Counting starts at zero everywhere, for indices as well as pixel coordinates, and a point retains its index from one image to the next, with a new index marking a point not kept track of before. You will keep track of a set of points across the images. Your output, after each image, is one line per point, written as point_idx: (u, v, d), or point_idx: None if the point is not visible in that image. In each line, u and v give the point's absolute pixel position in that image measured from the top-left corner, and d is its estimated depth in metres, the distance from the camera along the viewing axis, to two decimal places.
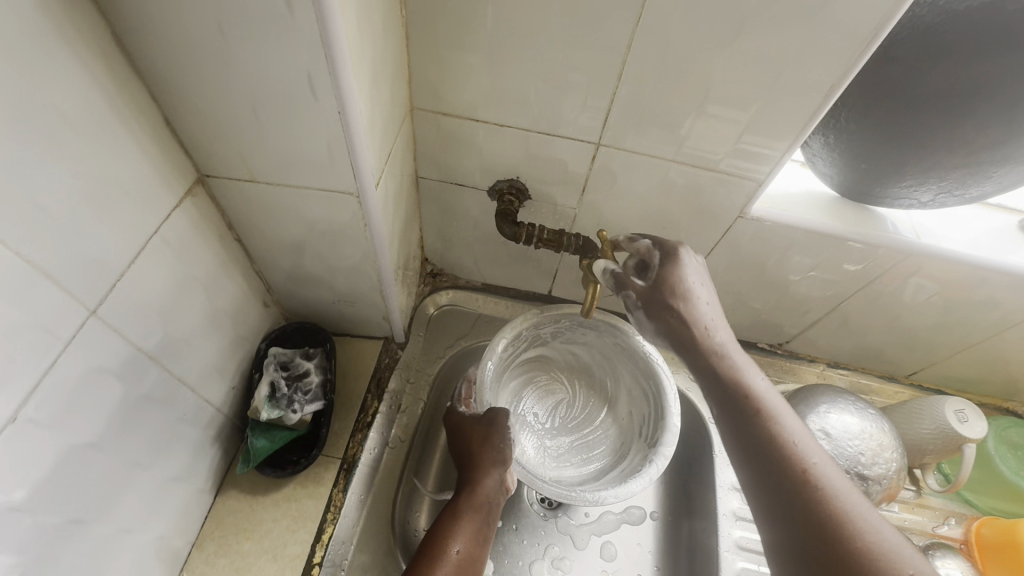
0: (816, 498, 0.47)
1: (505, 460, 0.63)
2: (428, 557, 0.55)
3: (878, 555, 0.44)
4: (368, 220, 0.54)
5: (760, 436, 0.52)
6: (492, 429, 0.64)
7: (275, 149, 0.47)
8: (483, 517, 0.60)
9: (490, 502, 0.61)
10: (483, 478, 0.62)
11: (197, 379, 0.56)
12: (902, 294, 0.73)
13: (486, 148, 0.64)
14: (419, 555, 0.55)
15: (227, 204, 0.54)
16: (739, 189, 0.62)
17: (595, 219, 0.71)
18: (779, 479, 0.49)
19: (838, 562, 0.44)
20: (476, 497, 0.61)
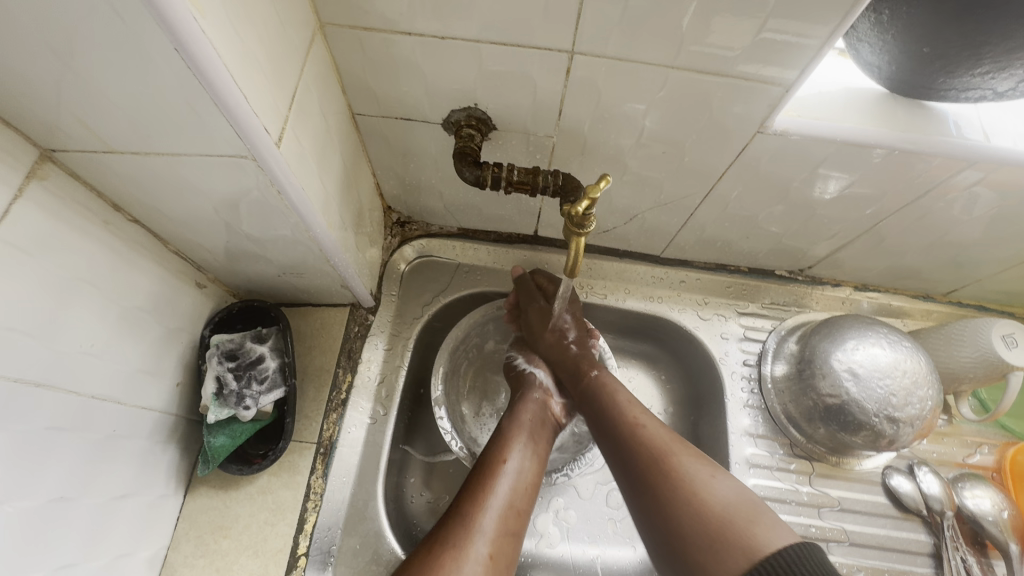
0: (634, 443, 0.57)
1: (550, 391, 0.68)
2: (478, 502, 0.54)
3: (682, 471, 0.52)
4: (259, 160, 0.40)
5: (608, 425, 0.60)
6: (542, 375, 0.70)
7: (125, 109, 0.35)
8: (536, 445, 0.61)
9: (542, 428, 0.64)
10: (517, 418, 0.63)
11: (115, 389, 0.49)
12: (955, 209, 0.60)
13: (429, 70, 0.50)
14: (458, 509, 0.54)
15: (103, 181, 0.43)
16: (761, 97, 0.48)
17: (579, 147, 0.58)
18: (620, 450, 0.58)
19: (660, 486, 0.52)
20: (525, 424, 0.63)
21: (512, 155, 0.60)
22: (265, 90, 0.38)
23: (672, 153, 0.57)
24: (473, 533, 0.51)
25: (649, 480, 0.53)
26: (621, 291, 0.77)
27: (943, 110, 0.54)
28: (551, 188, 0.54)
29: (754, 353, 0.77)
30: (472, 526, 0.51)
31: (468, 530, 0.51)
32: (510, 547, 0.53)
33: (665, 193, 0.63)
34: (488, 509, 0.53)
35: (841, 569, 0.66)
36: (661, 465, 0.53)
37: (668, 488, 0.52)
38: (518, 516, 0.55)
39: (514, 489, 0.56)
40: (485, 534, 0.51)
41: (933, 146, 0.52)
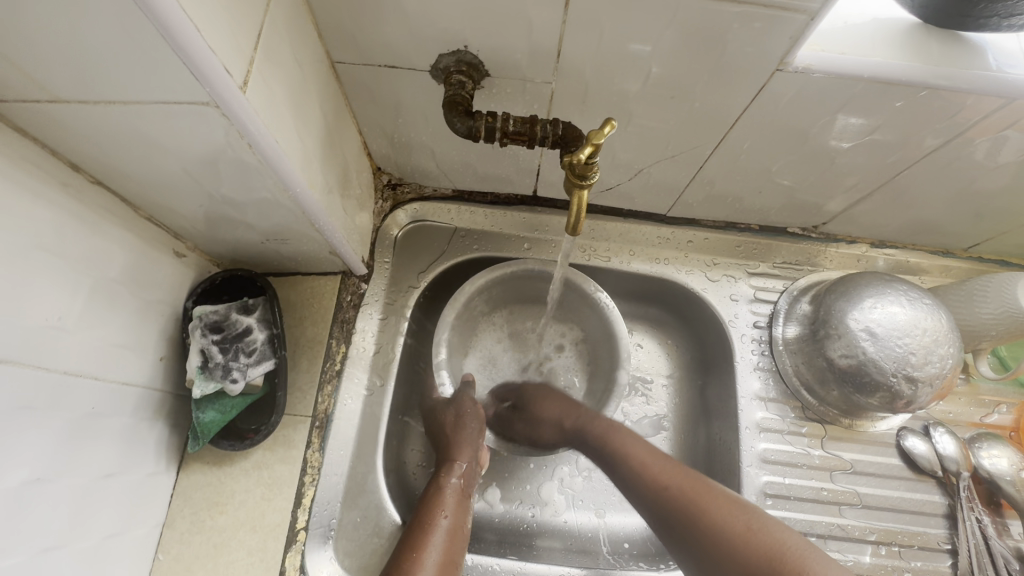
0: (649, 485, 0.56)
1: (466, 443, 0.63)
2: (422, 530, 0.54)
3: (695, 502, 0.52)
4: (223, 107, 0.36)
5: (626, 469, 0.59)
6: (471, 414, 0.65)
7: (61, 49, 0.31)
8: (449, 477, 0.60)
9: (476, 442, 0.63)
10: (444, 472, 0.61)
11: (90, 364, 0.46)
12: (986, 154, 0.56)
13: (412, 7, 0.45)
14: (418, 512, 0.56)
15: (55, 138, 0.39)
16: (781, 29, 0.43)
17: (580, 94, 0.53)
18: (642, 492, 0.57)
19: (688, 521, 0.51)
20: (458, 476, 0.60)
21: (508, 106, 0.55)
22: (224, 23, 0.33)
23: (682, 98, 0.52)
24: (430, 526, 0.54)
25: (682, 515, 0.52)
26: (625, 253, 0.74)
27: (979, 42, 0.49)
28: (550, 139, 0.50)
29: (765, 314, 0.73)
30: (429, 522, 0.54)
31: (425, 524, 0.54)
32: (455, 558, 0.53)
33: (672, 145, 0.59)
34: (434, 532, 0.54)
35: (852, 532, 0.65)
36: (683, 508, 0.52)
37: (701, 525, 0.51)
38: (462, 510, 0.58)
39: (456, 494, 0.59)
40: (441, 530, 0.54)
41: (969, 82, 0.47)
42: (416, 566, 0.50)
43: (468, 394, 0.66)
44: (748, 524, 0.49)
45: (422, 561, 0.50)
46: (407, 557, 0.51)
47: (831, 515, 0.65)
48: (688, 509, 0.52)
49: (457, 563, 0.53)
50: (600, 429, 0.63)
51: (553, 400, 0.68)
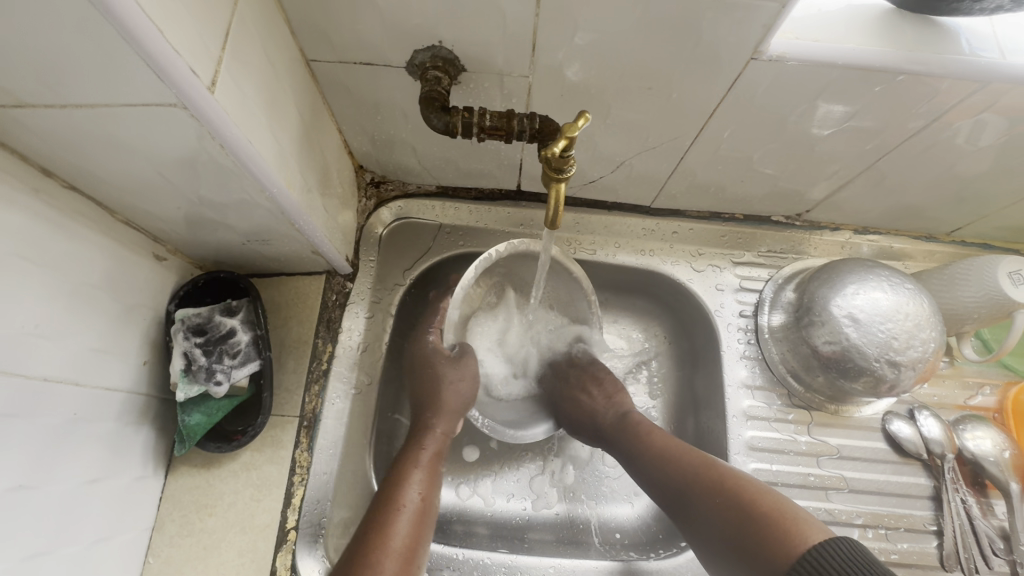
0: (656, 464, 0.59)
1: (445, 411, 0.61)
2: (389, 513, 0.52)
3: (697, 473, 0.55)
4: (192, 109, 0.36)
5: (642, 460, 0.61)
6: (466, 376, 0.63)
7: (22, 54, 0.31)
8: (420, 450, 0.59)
9: (461, 409, 0.63)
10: (419, 446, 0.59)
11: (71, 370, 0.46)
12: (963, 138, 0.56)
13: (384, 2, 0.45)
14: (386, 487, 0.55)
15: (24, 144, 0.39)
16: (754, 18, 0.44)
17: (557, 86, 0.53)
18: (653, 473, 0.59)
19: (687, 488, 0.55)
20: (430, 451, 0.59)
21: (486, 101, 0.55)
22: (189, 25, 0.33)
23: (658, 89, 0.52)
24: (398, 506, 0.52)
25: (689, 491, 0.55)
26: (611, 246, 0.74)
27: (953, 26, 0.49)
28: (527, 133, 0.50)
29: (750, 303, 0.74)
30: (397, 502, 0.53)
31: (392, 502, 0.53)
32: (422, 541, 0.52)
33: (653, 137, 0.59)
34: (402, 517, 0.52)
35: (839, 516, 0.66)
36: (690, 478, 0.55)
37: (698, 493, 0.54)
38: (432, 484, 0.57)
39: (427, 473, 0.57)
40: (409, 510, 0.53)
41: (943, 67, 0.48)
42: (381, 552, 0.48)
43: (471, 355, 0.64)
44: (752, 490, 0.51)
45: (389, 548, 0.49)
46: (376, 543, 0.49)
47: (818, 500, 0.66)
48: (691, 483, 0.55)
49: (422, 548, 0.52)
50: (621, 423, 0.66)
51: (587, 395, 0.70)
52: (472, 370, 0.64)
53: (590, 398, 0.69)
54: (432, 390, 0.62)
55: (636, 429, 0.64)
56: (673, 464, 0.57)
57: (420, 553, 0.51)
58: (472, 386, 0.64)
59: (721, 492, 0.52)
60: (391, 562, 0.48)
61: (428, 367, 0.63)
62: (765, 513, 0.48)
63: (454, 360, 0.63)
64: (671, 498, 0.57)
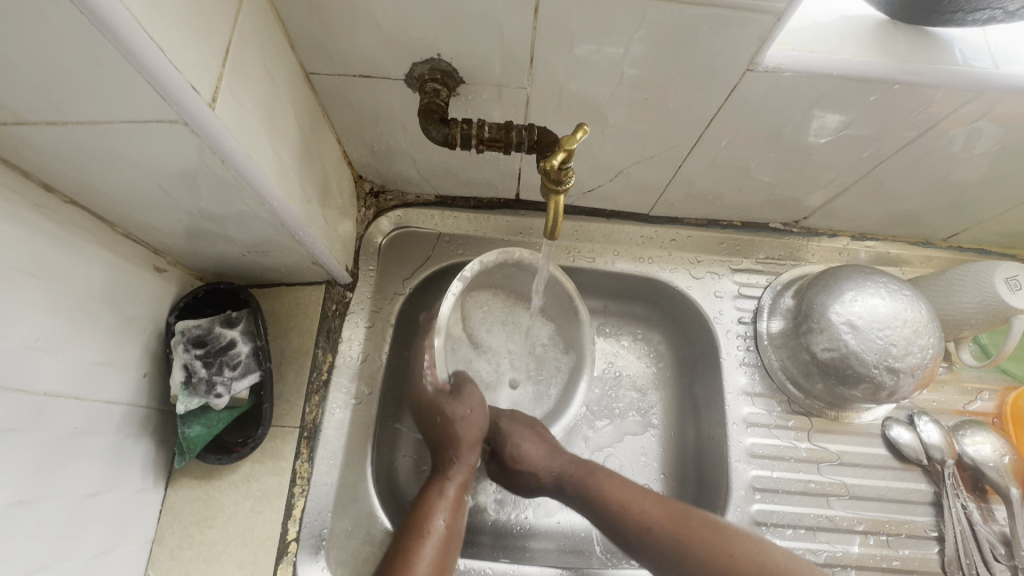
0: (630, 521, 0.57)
1: (468, 447, 0.62)
2: (416, 541, 0.54)
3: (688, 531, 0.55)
4: (193, 125, 0.36)
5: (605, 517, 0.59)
6: (472, 407, 0.62)
7: (24, 73, 0.31)
8: (445, 487, 0.60)
9: (478, 439, 0.63)
10: (442, 482, 0.60)
11: (72, 384, 0.46)
12: (959, 146, 0.57)
13: (383, 15, 0.45)
14: (414, 514, 0.57)
15: (26, 160, 0.39)
16: (749, 30, 0.44)
17: (556, 97, 0.53)
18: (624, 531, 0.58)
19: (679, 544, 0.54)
20: (455, 486, 0.60)
21: (485, 112, 0.55)
22: (190, 42, 0.34)
23: (656, 99, 0.53)
24: (425, 533, 0.55)
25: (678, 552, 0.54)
26: (610, 253, 0.74)
27: (946, 37, 0.50)
28: (526, 144, 0.50)
29: (749, 310, 0.74)
30: (424, 530, 0.55)
31: (418, 532, 0.55)
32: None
33: (651, 146, 0.59)
34: (427, 543, 0.54)
35: (841, 523, 0.66)
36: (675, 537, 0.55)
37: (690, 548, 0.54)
38: (458, 513, 0.59)
39: (451, 512, 0.58)
40: (434, 536, 0.55)
41: (937, 78, 0.48)
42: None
43: (471, 384, 0.63)
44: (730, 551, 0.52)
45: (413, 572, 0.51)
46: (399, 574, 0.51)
47: (819, 507, 0.66)
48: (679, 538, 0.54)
49: (450, 565, 0.55)
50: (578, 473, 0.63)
51: (530, 441, 0.64)
52: (477, 400, 0.62)
53: (529, 445, 0.64)
54: (447, 427, 0.61)
55: (596, 481, 0.61)
56: (637, 520, 0.57)
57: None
58: (484, 413, 0.63)
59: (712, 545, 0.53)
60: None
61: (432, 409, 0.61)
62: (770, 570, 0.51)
63: (455, 396, 0.62)
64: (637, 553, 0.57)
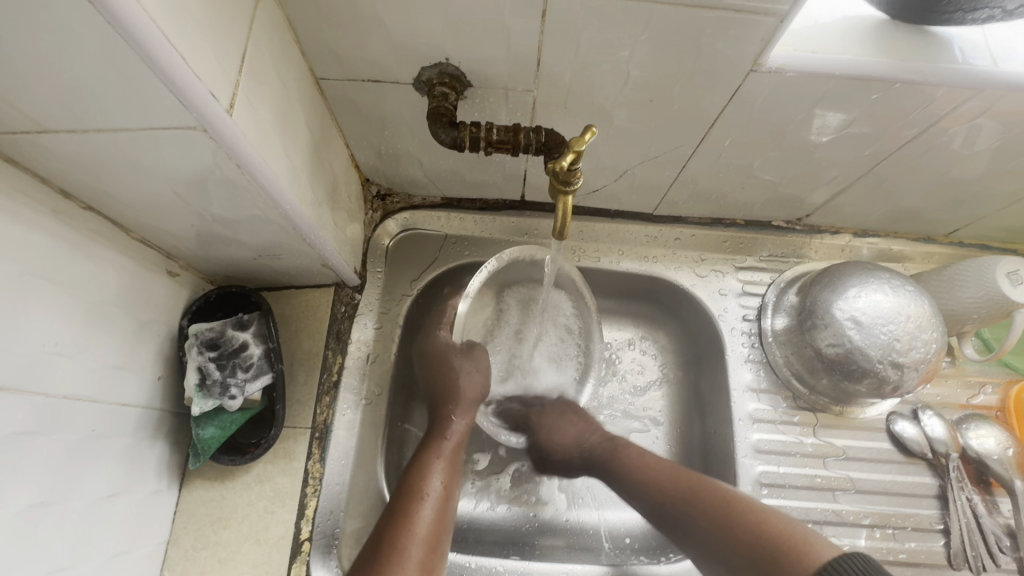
0: (658, 491, 0.59)
1: (466, 407, 0.62)
2: (414, 502, 0.53)
3: (714, 499, 0.54)
4: (211, 132, 0.37)
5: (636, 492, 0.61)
6: (477, 367, 0.64)
7: (48, 82, 0.32)
8: (440, 447, 0.59)
9: (476, 399, 0.63)
10: (438, 442, 0.60)
11: (89, 387, 0.47)
12: (961, 142, 0.57)
13: (392, 21, 0.46)
14: (410, 475, 0.56)
15: (45, 167, 0.39)
16: (753, 31, 0.45)
17: (562, 100, 0.54)
18: (651, 500, 0.59)
19: (699, 511, 0.55)
20: (450, 446, 0.59)
21: (491, 115, 0.56)
22: (208, 51, 0.34)
23: (661, 100, 0.53)
24: (423, 495, 0.54)
25: (700, 519, 0.54)
26: (615, 253, 0.75)
27: (946, 35, 0.50)
28: (534, 146, 0.51)
29: (753, 307, 0.75)
30: (421, 491, 0.54)
31: (417, 491, 0.54)
32: (445, 539, 0.53)
33: (655, 146, 0.60)
34: (426, 504, 0.53)
35: (847, 517, 0.66)
36: (694, 503, 0.55)
37: (708, 516, 0.54)
38: (453, 472, 0.58)
39: (447, 472, 0.57)
40: (432, 497, 0.54)
41: (937, 75, 0.49)
42: (408, 539, 0.50)
43: (480, 346, 0.66)
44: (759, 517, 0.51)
45: (416, 534, 0.50)
46: (400, 532, 0.50)
47: (825, 501, 0.67)
48: (701, 505, 0.55)
49: (447, 527, 0.54)
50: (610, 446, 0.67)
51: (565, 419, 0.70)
52: (486, 361, 0.65)
53: (566, 423, 0.70)
54: (448, 383, 0.62)
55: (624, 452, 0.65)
56: (664, 488, 0.59)
57: (444, 537, 0.53)
58: (485, 379, 0.65)
59: (726, 514, 0.52)
60: (418, 548, 0.49)
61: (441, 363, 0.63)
62: (771, 535, 0.49)
63: (463, 354, 0.64)
64: (663, 519, 0.58)
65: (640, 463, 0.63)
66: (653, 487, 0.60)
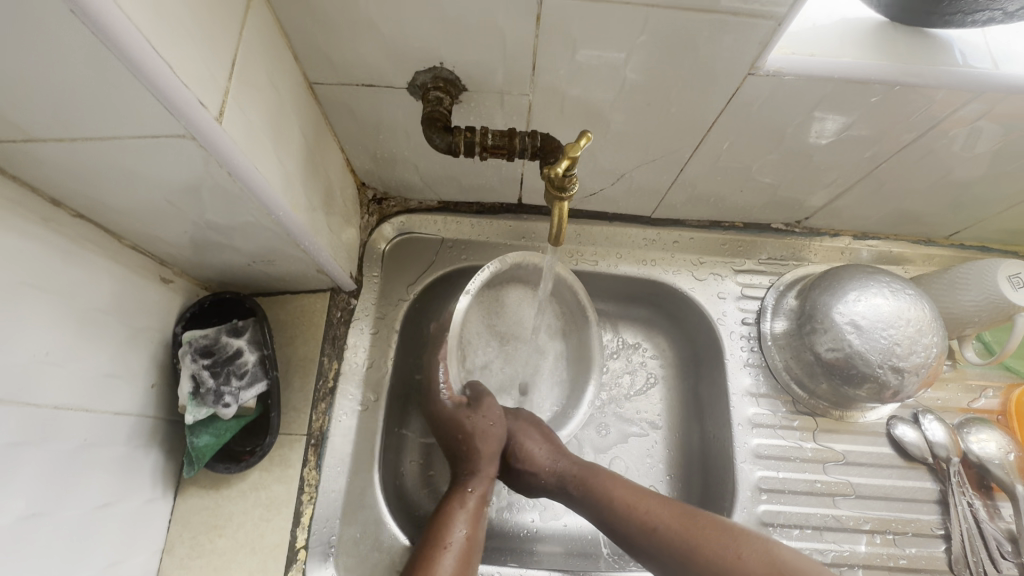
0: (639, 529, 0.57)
1: (486, 454, 0.62)
2: (437, 553, 0.54)
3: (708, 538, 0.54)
4: (202, 139, 0.36)
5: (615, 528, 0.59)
6: (491, 414, 0.63)
7: (34, 90, 0.31)
8: (462, 497, 0.59)
9: (497, 449, 0.63)
10: (460, 494, 0.60)
11: (81, 396, 0.46)
12: (961, 145, 0.57)
13: (386, 25, 0.45)
14: (432, 526, 0.57)
15: (34, 176, 0.39)
16: (751, 35, 0.44)
17: (558, 103, 0.53)
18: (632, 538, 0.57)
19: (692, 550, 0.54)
20: (472, 496, 0.60)
21: (487, 119, 0.56)
22: (197, 57, 0.34)
23: (658, 104, 0.53)
24: (445, 546, 0.54)
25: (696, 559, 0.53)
26: (613, 256, 0.74)
27: (946, 38, 0.50)
28: (529, 150, 0.50)
29: (752, 311, 0.74)
30: (443, 542, 0.55)
31: (438, 543, 0.54)
32: None
33: (652, 150, 0.60)
34: (448, 555, 0.54)
35: (847, 522, 0.66)
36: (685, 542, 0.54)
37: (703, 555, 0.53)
38: (478, 524, 0.58)
39: (470, 524, 0.57)
40: (454, 549, 0.54)
41: (937, 78, 0.48)
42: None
43: (489, 395, 0.64)
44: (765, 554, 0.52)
45: None
46: None
47: (825, 506, 0.66)
48: (695, 544, 0.54)
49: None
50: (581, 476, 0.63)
51: (536, 441, 0.64)
52: (496, 409, 0.63)
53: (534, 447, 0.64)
54: (465, 436, 0.62)
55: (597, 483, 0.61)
56: (643, 519, 0.57)
57: None
58: (502, 424, 0.64)
59: (726, 552, 0.52)
60: None
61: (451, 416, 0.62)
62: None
63: (474, 404, 0.63)
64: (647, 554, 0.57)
65: (615, 497, 0.60)
66: (635, 523, 0.57)
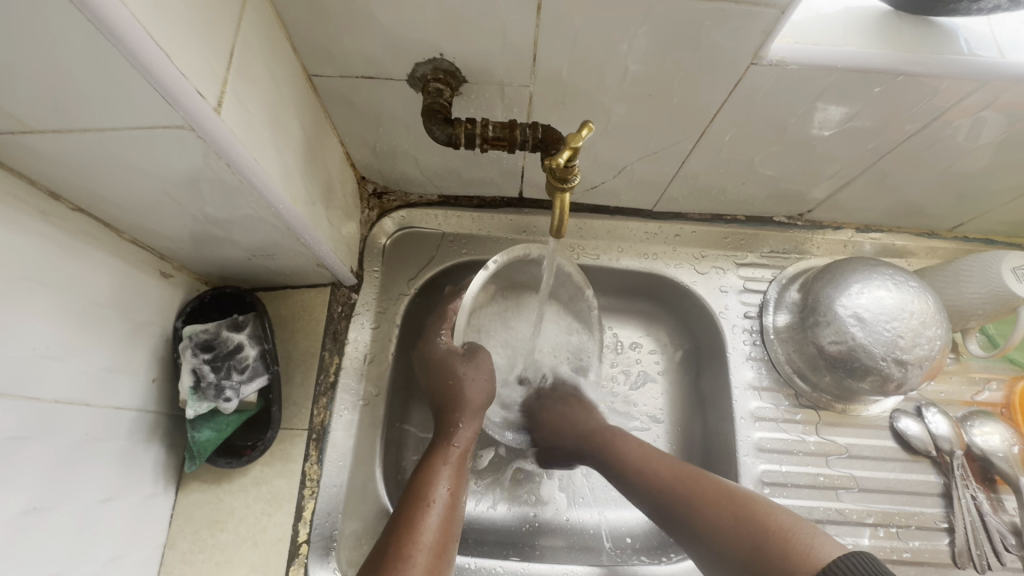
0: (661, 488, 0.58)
1: (471, 410, 0.60)
2: (419, 508, 0.52)
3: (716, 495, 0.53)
4: (201, 132, 0.36)
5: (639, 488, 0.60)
6: (480, 369, 0.62)
7: (31, 81, 0.31)
8: (446, 453, 0.58)
9: (482, 404, 0.62)
10: (444, 449, 0.58)
11: (81, 391, 0.46)
12: (965, 136, 0.56)
13: (385, 16, 0.45)
14: (416, 482, 0.55)
15: (32, 168, 0.39)
16: (754, 24, 0.44)
17: (558, 95, 0.53)
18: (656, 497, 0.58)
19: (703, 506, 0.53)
20: (454, 453, 0.58)
21: (487, 111, 0.55)
22: (195, 48, 0.34)
23: (659, 95, 0.52)
24: (428, 501, 0.53)
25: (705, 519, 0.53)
26: (614, 250, 0.74)
27: (951, 26, 0.49)
28: (530, 142, 0.50)
29: (755, 304, 0.74)
30: (427, 497, 0.53)
31: (422, 498, 0.53)
32: (451, 547, 0.52)
33: (654, 142, 0.59)
34: (431, 510, 0.52)
35: (851, 516, 0.66)
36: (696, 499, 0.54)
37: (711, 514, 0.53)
38: (461, 480, 0.57)
39: (454, 480, 0.56)
40: (439, 504, 0.53)
41: (942, 67, 0.48)
42: (413, 548, 0.49)
43: (484, 351, 0.63)
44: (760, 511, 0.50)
45: (419, 542, 0.49)
46: (404, 539, 0.49)
47: (828, 500, 0.66)
48: (705, 502, 0.54)
49: (453, 535, 0.53)
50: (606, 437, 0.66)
51: (568, 407, 0.71)
52: (490, 366, 0.63)
53: (571, 410, 0.70)
54: (453, 388, 0.61)
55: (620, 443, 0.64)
56: (658, 482, 0.58)
57: (451, 546, 0.51)
58: (490, 381, 0.63)
59: (727, 508, 0.52)
60: (423, 557, 0.49)
61: (444, 365, 0.63)
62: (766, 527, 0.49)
63: (466, 357, 0.62)
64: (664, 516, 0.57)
65: (644, 459, 0.61)
66: (659, 485, 0.58)
